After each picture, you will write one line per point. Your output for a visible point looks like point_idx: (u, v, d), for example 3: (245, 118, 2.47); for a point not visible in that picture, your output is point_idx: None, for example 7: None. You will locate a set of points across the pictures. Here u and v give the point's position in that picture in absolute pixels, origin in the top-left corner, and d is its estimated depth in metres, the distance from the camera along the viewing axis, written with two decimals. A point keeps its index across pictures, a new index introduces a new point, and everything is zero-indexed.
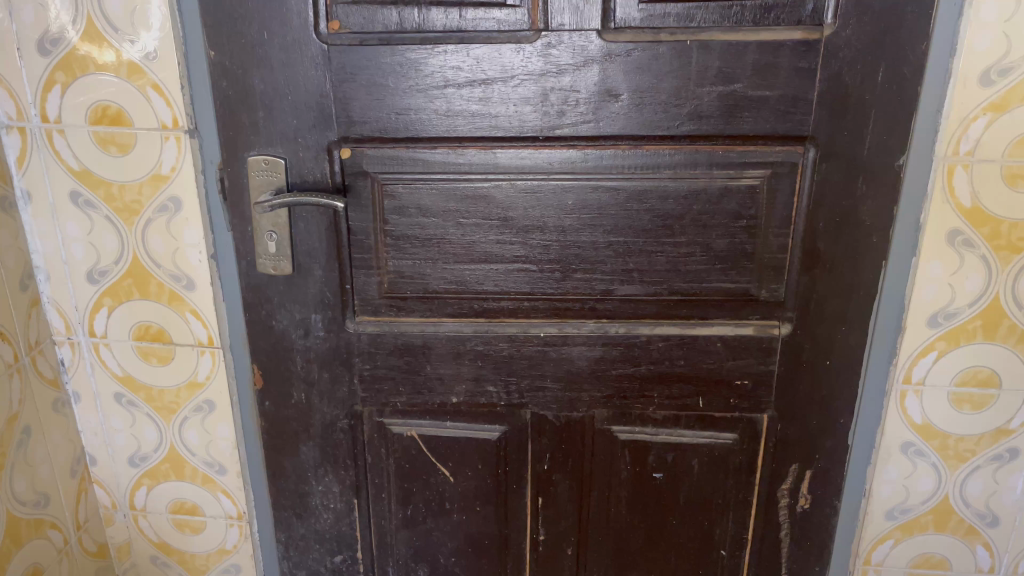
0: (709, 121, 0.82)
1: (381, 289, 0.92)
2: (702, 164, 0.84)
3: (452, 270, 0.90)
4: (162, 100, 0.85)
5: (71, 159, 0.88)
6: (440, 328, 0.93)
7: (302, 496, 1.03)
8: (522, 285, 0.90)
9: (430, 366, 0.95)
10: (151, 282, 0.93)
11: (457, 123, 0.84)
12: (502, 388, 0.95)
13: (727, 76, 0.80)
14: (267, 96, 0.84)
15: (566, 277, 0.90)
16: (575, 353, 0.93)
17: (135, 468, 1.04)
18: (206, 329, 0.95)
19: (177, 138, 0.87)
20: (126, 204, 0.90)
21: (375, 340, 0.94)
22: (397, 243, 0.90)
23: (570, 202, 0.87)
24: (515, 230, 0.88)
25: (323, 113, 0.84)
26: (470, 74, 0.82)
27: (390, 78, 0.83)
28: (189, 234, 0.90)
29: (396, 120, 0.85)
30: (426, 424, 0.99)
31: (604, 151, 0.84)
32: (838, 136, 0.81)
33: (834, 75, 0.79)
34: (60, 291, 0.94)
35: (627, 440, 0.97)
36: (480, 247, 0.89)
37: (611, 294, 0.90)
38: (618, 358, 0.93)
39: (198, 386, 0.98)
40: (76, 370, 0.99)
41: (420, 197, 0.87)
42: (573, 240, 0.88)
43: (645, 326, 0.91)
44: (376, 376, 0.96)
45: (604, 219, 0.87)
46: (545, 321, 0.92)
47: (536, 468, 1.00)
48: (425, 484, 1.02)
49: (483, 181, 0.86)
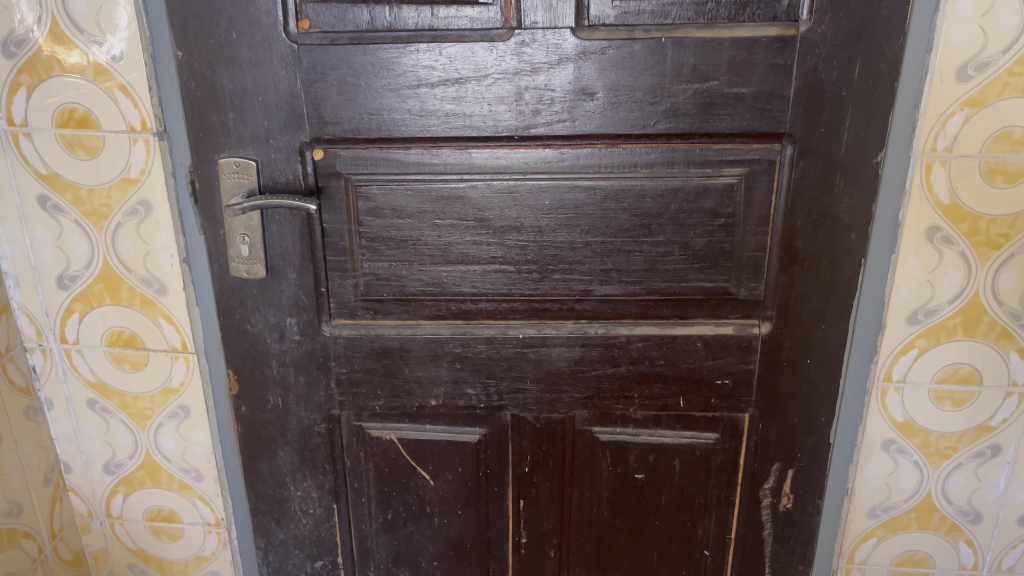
0: (685, 119, 0.81)
1: (357, 291, 0.91)
2: (679, 162, 0.83)
3: (428, 272, 0.89)
4: (129, 102, 0.84)
5: (38, 163, 0.87)
6: (417, 331, 0.92)
7: (281, 502, 1.01)
8: (499, 286, 0.89)
9: (408, 369, 0.94)
10: (122, 287, 0.92)
11: (431, 123, 0.83)
12: (480, 390, 0.94)
13: (703, 73, 0.79)
14: (236, 96, 0.82)
15: (544, 278, 0.89)
16: (554, 354, 0.92)
17: (110, 475, 1.03)
18: (180, 334, 0.94)
19: (146, 141, 0.85)
20: (95, 208, 0.88)
21: (351, 343, 0.93)
22: (373, 244, 0.88)
23: (547, 202, 0.85)
24: (491, 230, 0.87)
25: (295, 114, 0.83)
26: (443, 73, 0.81)
27: (362, 77, 0.81)
28: (160, 237, 0.89)
29: (369, 120, 0.83)
30: (405, 427, 0.98)
31: (580, 150, 0.83)
32: (816, 133, 0.81)
33: (810, 71, 0.78)
34: (30, 297, 0.93)
35: (608, 440, 0.96)
36: (457, 248, 0.88)
37: (590, 294, 0.89)
38: (598, 358, 0.92)
39: (173, 392, 0.97)
40: (48, 377, 0.97)
41: (395, 198, 0.86)
42: (550, 240, 0.87)
43: (624, 326, 0.91)
44: (354, 380, 0.95)
45: (581, 219, 0.86)
46: (523, 322, 0.91)
47: (517, 470, 0.99)
48: (404, 488, 1.00)
49: (458, 181, 0.85)
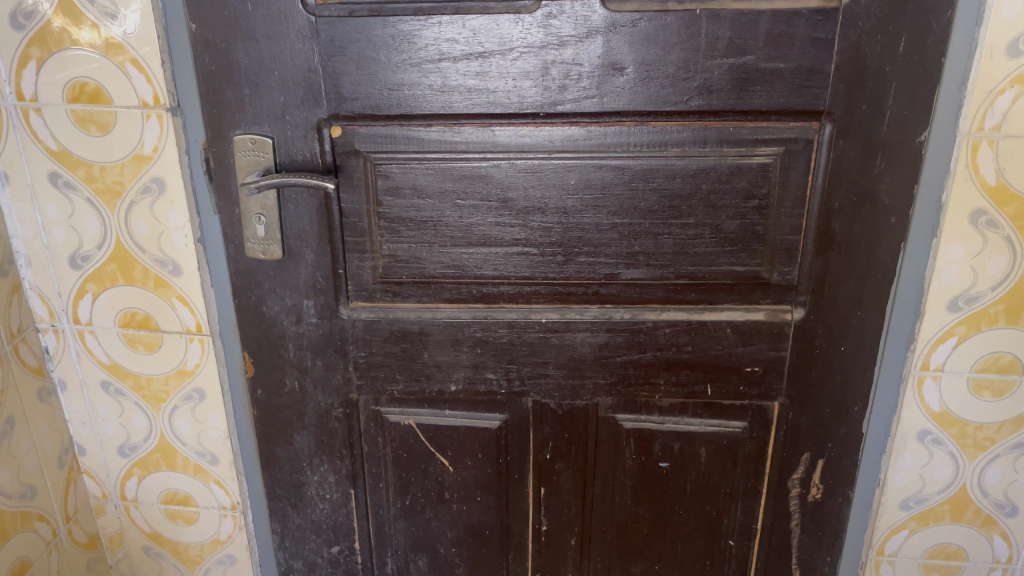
0: (719, 96, 0.78)
1: (375, 273, 0.88)
2: (712, 141, 0.80)
3: (449, 254, 0.87)
4: (142, 76, 0.81)
5: (49, 139, 0.85)
6: (437, 314, 0.89)
7: (297, 486, 0.99)
8: (522, 269, 0.87)
9: (428, 353, 0.91)
10: (136, 267, 0.89)
11: (453, 99, 0.80)
12: (501, 376, 0.91)
13: (739, 47, 0.76)
14: (252, 71, 0.80)
15: (568, 261, 0.86)
16: (578, 339, 0.89)
17: (124, 458, 1.01)
18: (194, 316, 0.91)
19: (159, 117, 0.83)
20: (107, 185, 0.86)
21: (370, 327, 0.90)
22: (392, 225, 0.86)
23: (573, 181, 0.82)
24: (515, 212, 0.84)
25: (312, 89, 0.80)
26: (466, 47, 0.78)
27: (382, 51, 0.78)
28: (174, 217, 0.87)
29: (388, 96, 0.80)
30: (424, 412, 0.95)
31: (608, 128, 0.80)
32: (856, 111, 0.77)
33: (852, 46, 0.75)
34: (42, 276, 0.91)
35: (632, 428, 0.93)
36: (479, 229, 0.85)
37: (616, 277, 0.86)
38: (623, 344, 0.88)
39: (188, 374, 0.95)
40: (61, 358, 0.95)
41: (415, 177, 0.83)
42: (576, 221, 0.84)
43: (650, 312, 0.87)
44: (372, 364, 0.92)
45: (609, 200, 0.83)
46: (546, 306, 0.88)
47: (538, 458, 0.96)
48: (423, 474, 0.98)
49: (481, 161, 0.82)
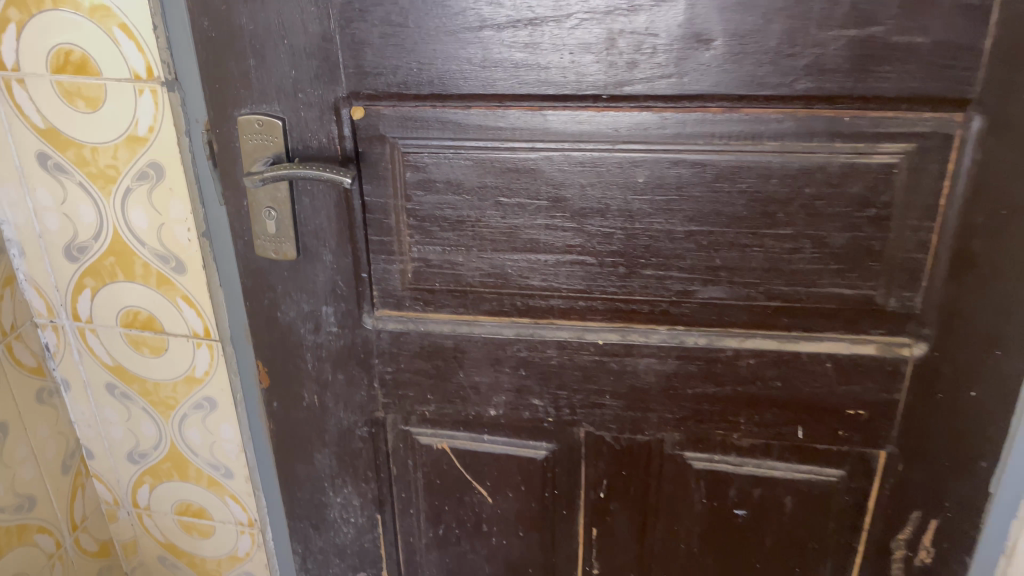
0: (832, 77, 0.61)
1: (404, 280, 0.75)
2: (821, 134, 0.63)
3: (489, 259, 0.73)
4: (132, 44, 0.68)
5: (35, 115, 0.73)
6: (475, 329, 0.76)
7: (319, 508, 0.89)
8: (576, 281, 0.72)
9: (464, 372, 0.78)
10: (136, 262, 0.78)
11: (496, 76, 0.65)
12: (549, 402, 0.78)
13: (864, 16, 0.58)
14: (258, 39, 0.66)
15: (632, 274, 0.71)
16: (642, 366, 0.74)
17: (135, 465, 0.92)
18: (201, 319, 0.80)
19: (153, 92, 0.70)
20: (100, 169, 0.74)
21: (397, 340, 0.78)
22: (423, 225, 0.72)
23: (640, 179, 0.67)
24: (569, 213, 0.69)
25: (328, 63, 0.66)
26: (513, 12, 0.62)
27: (410, 17, 0.64)
28: (175, 208, 0.75)
29: (418, 72, 0.66)
30: (459, 436, 0.82)
31: (688, 115, 0.64)
32: (1013, 100, 0.59)
33: (1016, 16, 0.57)
34: (37, 268, 0.81)
35: (703, 470, 0.78)
36: (524, 233, 0.71)
37: (690, 295, 0.70)
38: (696, 375, 0.73)
39: (197, 382, 0.84)
40: (62, 357, 0.86)
41: (451, 170, 0.69)
42: (643, 227, 0.69)
43: (732, 339, 0.71)
44: (400, 381, 0.80)
45: (685, 203, 0.67)
46: (605, 326, 0.74)
47: (590, 496, 0.82)
48: (458, 503, 0.86)
49: (529, 152, 0.68)
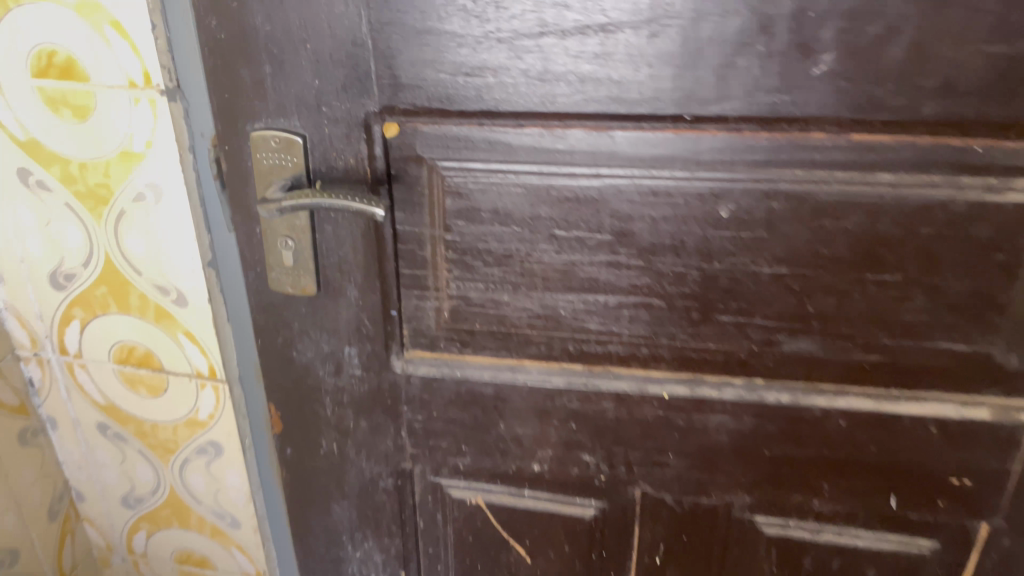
0: (965, 100, 0.51)
1: (440, 320, 0.65)
2: (946, 166, 0.53)
3: (539, 300, 0.63)
4: (127, 46, 0.58)
5: (14, 126, 0.63)
6: (520, 377, 0.66)
7: (336, 562, 0.79)
8: (640, 328, 0.62)
9: (505, 424, 0.69)
10: (131, 293, 0.69)
11: (558, 90, 0.55)
12: (601, 458, 0.68)
13: (1013, 27, 0.48)
14: (276, 42, 0.55)
15: (707, 321, 0.61)
16: (713, 423, 0.65)
17: (130, 510, 0.82)
18: (206, 357, 0.71)
19: (152, 101, 0.60)
20: (90, 188, 0.64)
21: (430, 386, 0.68)
22: (464, 258, 0.62)
23: (724, 214, 0.57)
24: (636, 250, 0.59)
25: (358, 72, 0.56)
26: (582, 16, 0.52)
27: (458, 19, 0.53)
28: (177, 234, 0.65)
29: (464, 84, 0.55)
30: (497, 490, 0.73)
31: (787, 141, 0.53)
32: None
33: None
34: (19, 296, 0.71)
35: (776, 536, 0.69)
36: (582, 272, 0.61)
37: (774, 346, 0.61)
38: (776, 435, 0.64)
39: (200, 425, 0.75)
40: (48, 393, 0.76)
41: (499, 198, 0.59)
42: (724, 269, 0.59)
43: (821, 397, 0.62)
44: (431, 431, 0.70)
45: (776, 243, 0.57)
46: (671, 377, 0.64)
47: (644, 559, 0.74)
48: (493, 562, 0.77)
49: (593, 179, 0.57)
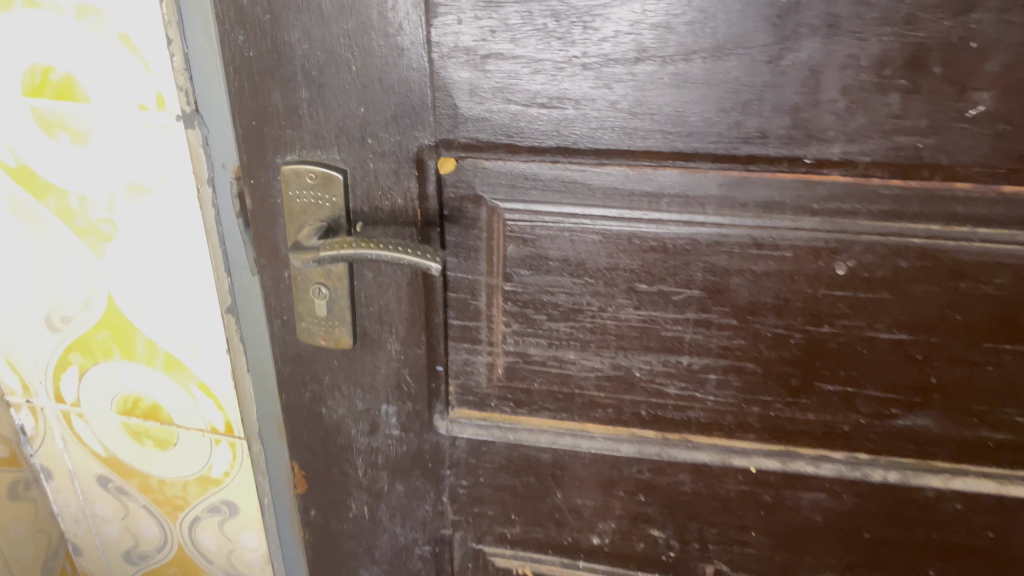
0: None
1: (492, 377, 0.57)
2: None
3: (611, 359, 0.54)
4: (136, 64, 0.49)
5: (3, 150, 0.54)
6: (582, 443, 0.58)
7: None
8: (727, 395, 0.54)
9: (562, 492, 0.61)
10: (138, 339, 0.60)
11: (651, 126, 0.46)
12: (671, 532, 0.61)
13: None
14: (314, 63, 0.46)
15: (806, 389, 0.53)
16: (804, 501, 0.57)
17: (133, 565, 0.75)
18: (222, 412, 0.62)
19: (165, 128, 0.51)
20: (91, 223, 0.56)
21: (477, 450, 0.60)
22: (524, 312, 0.53)
23: (839, 272, 0.48)
24: (731, 308, 0.51)
25: (412, 98, 0.47)
26: (689, 40, 0.43)
27: (536, 41, 0.44)
28: (193, 278, 0.57)
29: (539, 116, 0.46)
30: (548, 560, 0.65)
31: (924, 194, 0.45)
32: None
33: None
34: (9, 338, 0.63)
35: None
36: (664, 331, 0.52)
37: (884, 419, 0.53)
38: (877, 515, 0.57)
39: (213, 483, 0.66)
40: (42, 443, 0.68)
41: (571, 246, 0.50)
42: (832, 333, 0.50)
43: (933, 478, 0.54)
44: (477, 497, 0.62)
45: (897, 307, 0.49)
46: (760, 449, 0.56)
47: None
48: None
49: (685, 227, 0.49)
